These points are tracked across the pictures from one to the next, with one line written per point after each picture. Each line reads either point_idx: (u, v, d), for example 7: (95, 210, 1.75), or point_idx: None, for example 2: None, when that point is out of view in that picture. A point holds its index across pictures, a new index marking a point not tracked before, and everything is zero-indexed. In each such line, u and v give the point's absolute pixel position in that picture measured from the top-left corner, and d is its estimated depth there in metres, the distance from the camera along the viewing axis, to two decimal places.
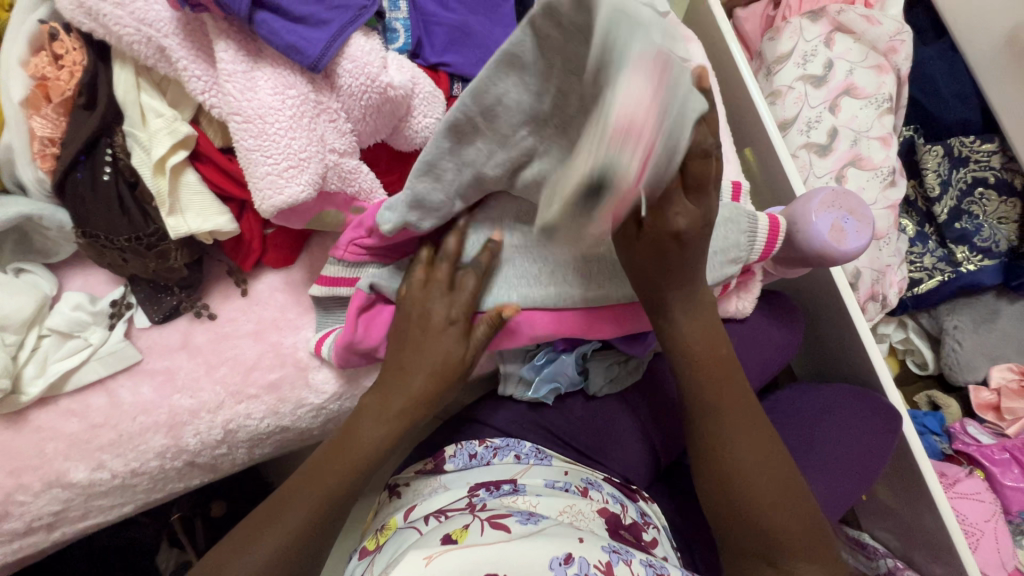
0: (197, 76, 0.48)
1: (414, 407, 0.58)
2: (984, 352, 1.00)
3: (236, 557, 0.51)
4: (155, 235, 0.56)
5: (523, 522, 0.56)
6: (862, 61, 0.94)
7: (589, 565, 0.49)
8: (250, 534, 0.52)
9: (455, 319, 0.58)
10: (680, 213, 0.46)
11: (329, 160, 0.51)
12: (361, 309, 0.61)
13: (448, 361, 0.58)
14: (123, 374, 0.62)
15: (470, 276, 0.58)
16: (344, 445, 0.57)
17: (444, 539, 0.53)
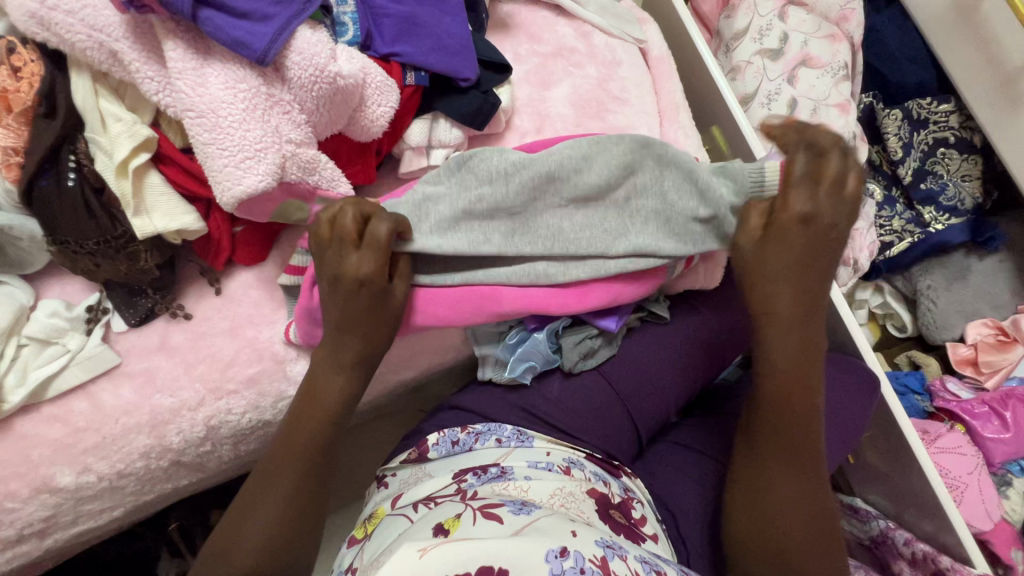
0: (149, 77, 0.49)
1: (367, 354, 0.59)
2: (957, 310, 1.02)
3: (247, 521, 0.54)
4: (124, 237, 0.57)
5: (515, 512, 0.56)
6: (815, 31, 0.96)
7: (584, 559, 0.49)
8: (250, 504, 0.55)
9: (368, 275, 0.55)
10: (809, 201, 0.52)
11: (286, 150, 0.53)
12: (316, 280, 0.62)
13: (373, 310, 0.58)
14: (103, 378, 0.64)
15: (380, 223, 0.55)
16: (304, 410, 0.58)
17: (437, 528, 0.54)
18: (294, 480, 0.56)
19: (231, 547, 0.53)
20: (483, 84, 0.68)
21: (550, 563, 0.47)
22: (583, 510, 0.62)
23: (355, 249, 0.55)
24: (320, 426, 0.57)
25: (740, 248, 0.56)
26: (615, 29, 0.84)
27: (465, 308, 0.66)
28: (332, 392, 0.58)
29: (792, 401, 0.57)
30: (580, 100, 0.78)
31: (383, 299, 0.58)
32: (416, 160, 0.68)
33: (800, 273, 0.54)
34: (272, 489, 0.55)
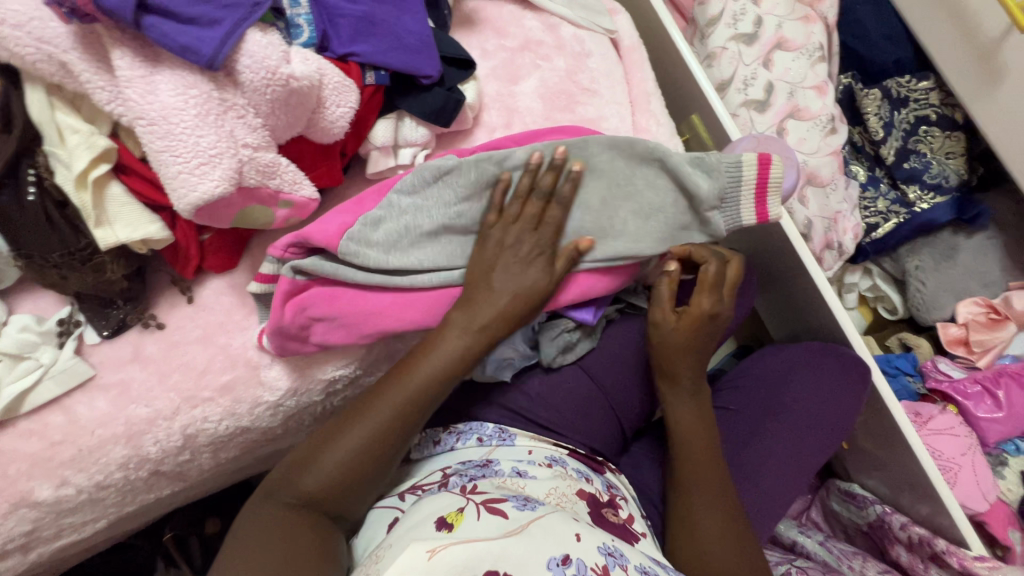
0: (101, 87, 0.49)
1: (495, 323, 0.63)
2: (947, 290, 1.01)
3: (340, 434, 0.62)
4: (88, 249, 0.58)
5: (519, 508, 0.56)
6: (789, 14, 0.95)
7: (587, 567, 0.49)
8: (346, 422, 0.62)
9: (542, 250, 0.64)
10: (713, 301, 0.70)
11: (243, 155, 0.52)
12: (287, 297, 0.63)
13: (512, 285, 0.63)
14: (78, 391, 0.64)
15: (558, 209, 0.64)
16: (425, 356, 0.63)
17: (439, 522, 0.54)
18: (383, 419, 0.61)
19: (321, 452, 0.61)
20: (447, 81, 0.68)
21: (553, 570, 0.48)
22: (578, 510, 0.61)
23: (535, 228, 0.64)
24: (432, 377, 0.62)
25: (664, 320, 0.70)
26: (584, 20, 0.83)
27: (438, 307, 0.66)
28: (452, 350, 0.63)
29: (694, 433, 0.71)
30: (549, 93, 0.77)
31: (524, 279, 0.64)
32: (383, 160, 0.68)
33: (687, 351, 0.70)
34: (343, 442, 0.61)
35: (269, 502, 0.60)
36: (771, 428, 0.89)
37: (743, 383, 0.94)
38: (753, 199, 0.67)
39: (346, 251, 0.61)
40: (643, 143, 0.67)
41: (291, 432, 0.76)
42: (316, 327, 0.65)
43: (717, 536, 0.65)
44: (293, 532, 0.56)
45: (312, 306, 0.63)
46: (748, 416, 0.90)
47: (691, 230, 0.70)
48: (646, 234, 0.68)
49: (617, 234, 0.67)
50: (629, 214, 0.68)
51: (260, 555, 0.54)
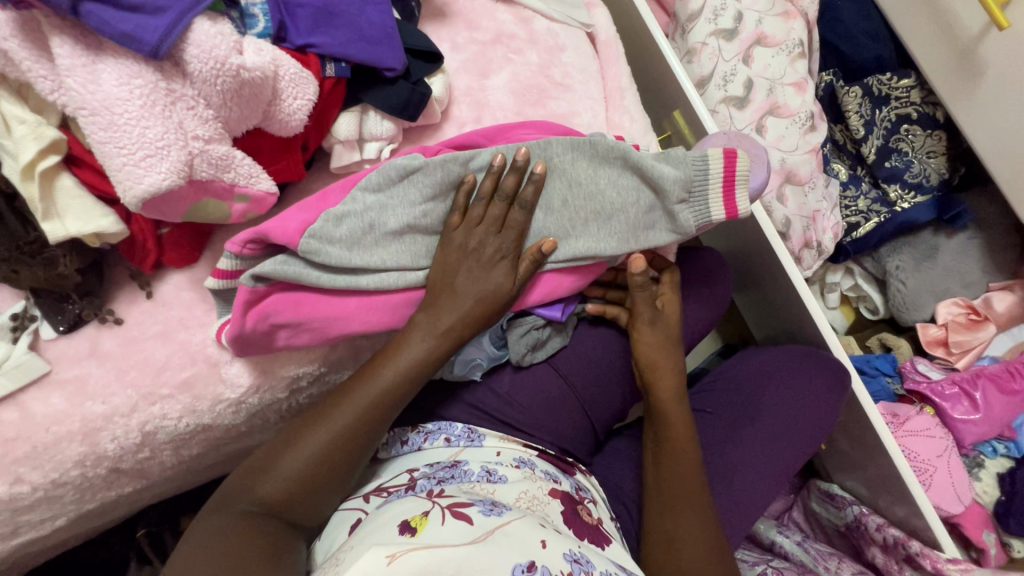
0: (41, 75, 0.47)
1: (463, 324, 0.64)
2: (927, 290, 1.00)
3: (299, 439, 0.62)
4: (36, 242, 0.56)
5: (485, 513, 0.55)
6: (770, 9, 0.93)
7: (551, 573, 0.49)
8: (307, 427, 0.62)
9: (507, 252, 0.64)
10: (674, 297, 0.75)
11: (193, 147, 0.51)
12: (248, 303, 0.61)
13: (477, 288, 0.64)
14: (33, 387, 0.63)
15: (520, 211, 0.64)
16: (388, 359, 0.63)
17: (403, 526, 0.53)
18: (342, 424, 0.62)
19: (279, 459, 0.61)
20: (412, 74, 0.66)
21: None
22: (549, 514, 0.61)
23: (498, 231, 0.65)
24: (393, 380, 0.63)
25: (644, 317, 0.72)
26: (558, 14, 0.82)
27: (404, 309, 0.66)
28: (415, 353, 0.63)
29: (678, 445, 0.69)
30: (520, 87, 0.76)
31: (488, 283, 0.64)
32: (347, 154, 0.66)
33: (663, 350, 0.72)
34: (302, 447, 0.61)
35: (225, 509, 0.60)
36: (747, 431, 0.87)
37: (719, 386, 0.93)
38: (721, 193, 0.65)
39: (307, 249, 0.60)
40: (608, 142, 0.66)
41: (256, 429, 0.75)
42: (281, 332, 0.64)
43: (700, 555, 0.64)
44: (246, 539, 0.56)
45: (274, 310, 0.61)
46: (725, 419, 0.89)
47: (658, 224, 0.68)
48: (607, 235, 0.67)
49: (576, 235, 0.67)
50: (596, 214, 0.67)
51: (210, 563, 0.53)
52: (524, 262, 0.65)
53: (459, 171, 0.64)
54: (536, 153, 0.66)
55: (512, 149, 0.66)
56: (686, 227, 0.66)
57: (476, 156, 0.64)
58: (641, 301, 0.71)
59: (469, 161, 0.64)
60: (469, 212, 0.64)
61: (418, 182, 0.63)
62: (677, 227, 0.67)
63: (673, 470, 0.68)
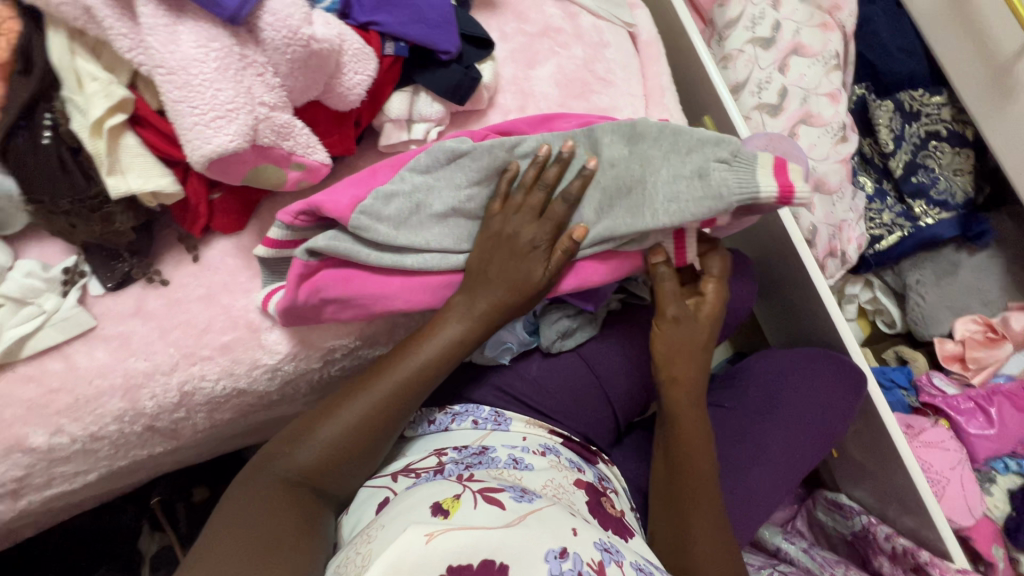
0: (122, 34, 0.49)
1: (499, 310, 0.65)
2: (946, 306, 1.01)
3: (335, 413, 0.63)
4: (96, 197, 0.57)
5: (517, 499, 0.56)
6: (808, 20, 0.96)
7: (583, 562, 0.49)
8: (342, 400, 0.64)
9: (539, 242, 0.64)
10: (716, 292, 0.72)
11: (259, 113, 0.53)
12: (301, 277, 0.63)
13: (510, 270, 0.64)
14: (78, 341, 0.64)
15: (560, 204, 0.64)
16: (424, 339, 0.65)
17: (436, 507, 0.54)
18: (379, 399, 0.63)
19: (315, 430, 0.62)
20: (465, 59, 0.68)
21: (549, 563, 0.48)
22: (575, 502, 0.62)
23: (535, 220, 0.64)
24: (428, 360, 0.64)
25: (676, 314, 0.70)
26: (603, 12, 0.84)
27: (445, 291, 0.67)
28: (449, 334, 0.64)
29: (692, 438, 0.69)
30: (564, 80, 0.78)
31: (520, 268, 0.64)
32: (396, 133, 0.68)
33: (689, 351, 0.70)
34: (338, 419, 0.62)
35: (256, 480, 0.60)
36: (764, 430, 0.88)
37: (736, 382, 0.94)
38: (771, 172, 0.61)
39: (358, 225, 0.61)
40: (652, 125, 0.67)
41: (287, 399, 0.76)
42: (329, 307, 0.65)
43: (712, 541, 0.65)
44: (281, 509, 0.57)
45: (324, 286, 0.63)
46: (742, 415, 0.90)
47: (687, 192, 0.63)
48: (635, 210, 0.65)
49: (605, 217, 0.66)
50: (628, 190, 0.65)
51: (245, 532, 0.54)
52: (553, 253, 0.64)
53: (506, 157, 0.65)
54: (580, 137, 0.67)
55: (560, 137, 0.67)
56: (721, 193, 0.61)
57: (523, 142, 0.66)
58: (672, 293, 0.69)
59: (515, 147, 0.65)
60: (510, 198, 0.65)
61: (466, 166, 0.65)
62: (709, 191, 0.61)
63: (684, 460, 0.69)
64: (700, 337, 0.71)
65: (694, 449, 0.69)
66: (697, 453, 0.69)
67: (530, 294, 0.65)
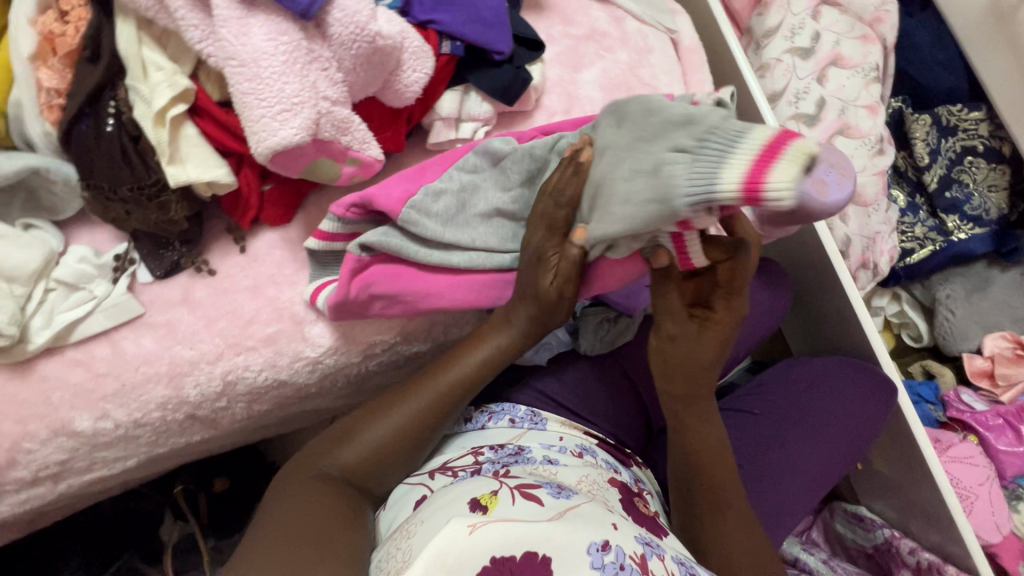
0: (194, 26, 0.50)
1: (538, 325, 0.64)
2: (976, 321, 1.01)
3: (382, 415, 0.64)
4: (156, 185, 0.58)
5: (554, 495, 0.56)
6: (848, 32, 0.96)
7: (625, 554, 0.48)
8: (389, 403, 0.64)
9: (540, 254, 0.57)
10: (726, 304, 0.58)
11: (322, 107, 0.53)
12: (354, 271, 0.64)
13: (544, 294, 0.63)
14: (126, 327, 0.65)
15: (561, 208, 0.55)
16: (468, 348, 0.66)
17: (473, 504, 0.54)
18: (425, 402, 0.64)
19: (362, 429, 0.63)
20: (516, 60, 0.68)
21: (592, 555, 0.47)
22: (609, 498, 0.62)
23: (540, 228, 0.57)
24: (472, 368, 0.65)
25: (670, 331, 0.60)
26: (648, 17, 0.84)
27: (490, 291, 0.66)
28: (492, 345, 0.65)
29: (709, 453, 0.64)
30: (610, 84, 0.78)
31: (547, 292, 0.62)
32: (444, 131, 0.69)
33: (691, 371, 0.61)
34: (386, 420, 0.63)
35: (301, 474, 0.61)
36: (794, 438, 0.88)
37: (767, 387, 0.93)
38: (752, 162, 0.41)
39: (407, 219, 0.62)
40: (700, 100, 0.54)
41: (323, 392, 0.76)
42: (376, 302, 0.66)
43: (747, 552, 0.62)
44: (326, 501, 0.57)
45: (375, 282, 0.64)
46: (773, 422, 0.89)
47: (642, 191, 0.46)
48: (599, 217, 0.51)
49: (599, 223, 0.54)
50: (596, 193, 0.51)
51: (292, 522, 0.54)
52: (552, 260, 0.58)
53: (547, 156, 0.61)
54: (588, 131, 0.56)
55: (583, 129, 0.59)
56: (669, 193, 0.44)
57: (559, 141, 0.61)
58: (674, 308, 0.59)
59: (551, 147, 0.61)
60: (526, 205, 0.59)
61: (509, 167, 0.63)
62: (656, 189, 0.45)
63: (705, 479, 0.63)
64: (702, 355, 0.60)
65: (715, 463, 0.64)
66: (717, 468, 0.64)
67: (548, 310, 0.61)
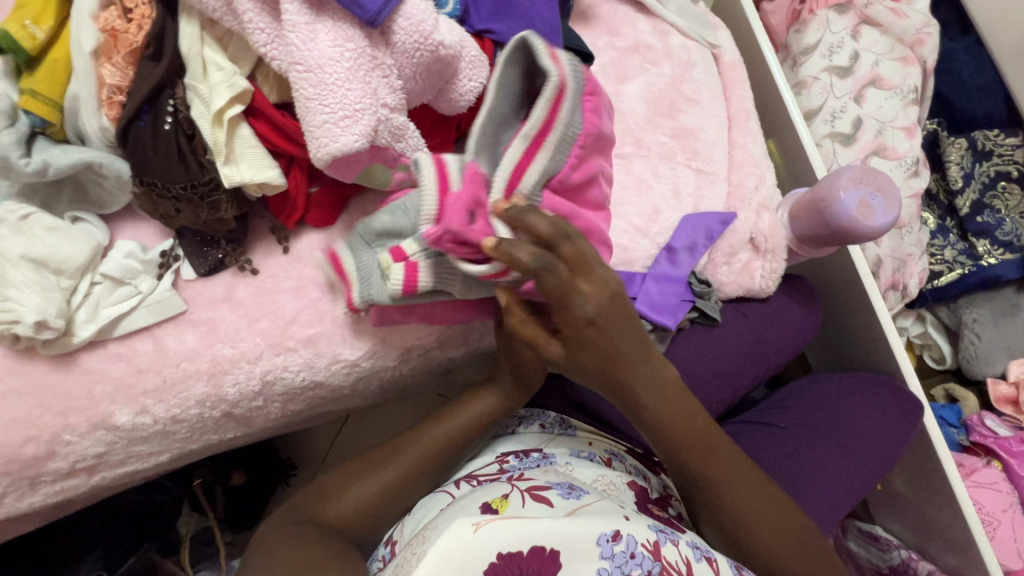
0: (260, 29, 0.50)
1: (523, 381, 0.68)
2: (1002, 346, 1.00)
3: (373, 468, 0.62)
4: (210, 184, 0.58)
5: (565, 496, 0.55)
6: (887, 53, 0.96)
7: (636, 543, 0.48)
8: (382, 455, 0.64)
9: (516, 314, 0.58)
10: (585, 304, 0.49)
11: (381, 114, 0.53)
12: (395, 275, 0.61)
13: (525, 371, 0.67)
14: (169, 323, 0.65)
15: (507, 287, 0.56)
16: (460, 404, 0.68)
17: (484, 507, 0.53)
18: (422, 451, 0.64)
19: (353, 482, 0.62)
20: None
21: (602, 547, 0.47)
22: (624, 500, 0.63)
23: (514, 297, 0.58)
24: (468, 418, 0.67)
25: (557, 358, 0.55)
26: (692, 32, 0.84)
27: None
28: (484, 400, 0.68)
29: (685, 435, 0.60)
30: (653, 97, 0.78)
31: (521, 382, 0.68)
32: None
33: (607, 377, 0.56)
34: (377, 474, 0.62)
35: (286, 522, 0.57)
36: (822, 450, 0.86)
37: (788, 403, 0.91)
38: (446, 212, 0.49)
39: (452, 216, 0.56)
40: (553, 104, 0.49)
41: (356, 394, 0.76)
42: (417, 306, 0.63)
43: (768, 529, 0.59)
44: (317, 542, 0.53)
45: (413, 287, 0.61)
46: (799, 435, 0.87)
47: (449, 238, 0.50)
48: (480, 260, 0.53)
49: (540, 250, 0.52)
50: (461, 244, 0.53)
51: (284, 563, 0.50)
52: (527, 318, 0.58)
53: None
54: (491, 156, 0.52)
55: None
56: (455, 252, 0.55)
57: None
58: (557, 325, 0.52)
59: None
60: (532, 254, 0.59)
61: None
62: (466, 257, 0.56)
63: (690, 465, 0.61)
64: (596, 362, 0.54)
65: (695, 446, 0.60)
66: (697, 453, 0.60)
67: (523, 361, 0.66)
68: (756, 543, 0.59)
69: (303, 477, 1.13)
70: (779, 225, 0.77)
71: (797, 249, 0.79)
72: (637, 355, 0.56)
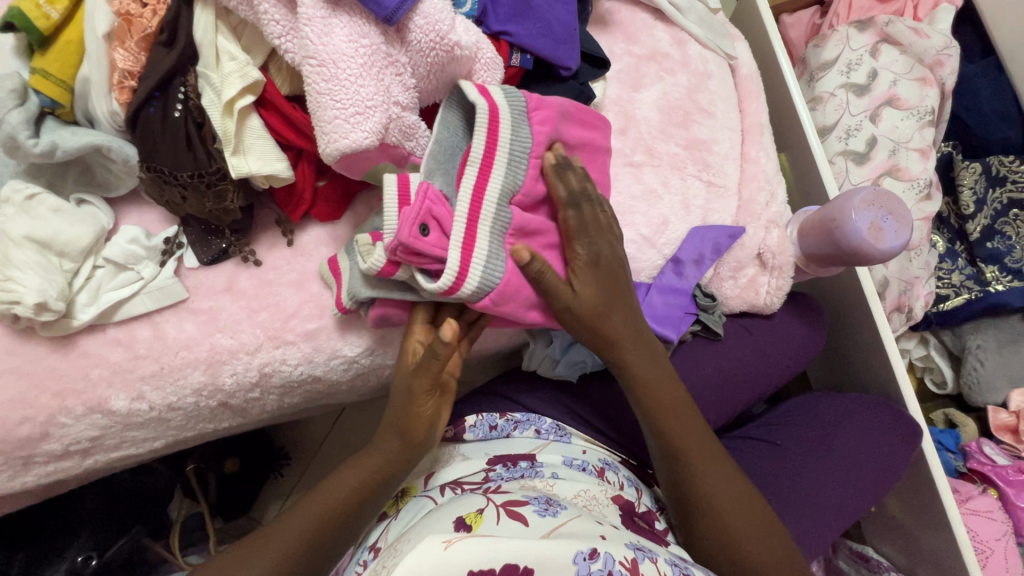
0: (275, 20, 0.50)
1: (409, 440, 0.60)
2: (1003, 374, 0.98)
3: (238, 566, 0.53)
4: (217, 174, 0.58)
5: (541, 512, 0.50)
6: (906, 72, 0.95)
7: (614, 562, 0.43)
8: (252, 546, 0.54)
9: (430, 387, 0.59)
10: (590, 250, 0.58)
11: (393, 112, 0.53)
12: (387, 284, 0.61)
13: (407, 428, 0.60)
14: (169, 310, 0.65)
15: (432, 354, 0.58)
16: (345, 471, 0.60)
17: (458, 522, 0.49)
18: (294, 536, 0.55)
19: None
20: (581, 76, 0.69)
21: (578, 566, 0.42)
22: (607, 514, 0.59)
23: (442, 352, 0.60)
24: (353, 484, 0.58)
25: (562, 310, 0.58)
26: (710, 41, 0.83)
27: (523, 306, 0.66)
28: (371, 462, 0.60)
29: (666, 400, 0.62)
30: (667, 107, 0.77)
31: (408, 442, 0.60)
32: None
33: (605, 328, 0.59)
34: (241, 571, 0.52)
35: None
36: (817, 470, 0.85)
37: (788, 421, 0.91)
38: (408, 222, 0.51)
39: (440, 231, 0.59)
40: (489, 130, 0.54)
41: (353, 389, 0.76)
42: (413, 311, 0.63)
43: (745, 514, 0.58)
44: None
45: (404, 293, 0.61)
46: (796, 454, 0.86)
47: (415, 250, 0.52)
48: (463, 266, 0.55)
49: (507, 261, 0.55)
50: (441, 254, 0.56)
51: None
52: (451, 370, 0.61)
53: None
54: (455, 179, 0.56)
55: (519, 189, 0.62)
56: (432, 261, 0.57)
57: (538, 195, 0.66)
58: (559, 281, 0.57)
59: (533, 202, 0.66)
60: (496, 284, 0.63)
61: None
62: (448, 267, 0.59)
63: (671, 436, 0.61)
64: (598, 307, 0.59)
65: (676, 413, 0.62)
66: (677, 423, 0.61)
67: (407, 420, 0.60)
68: (732, 531, 0.58)
69: (294, 469, 1.13)
70: (788, 242, 0.76)
71: (805, 267, 0.78)
72: (630, 314, 0.61)
